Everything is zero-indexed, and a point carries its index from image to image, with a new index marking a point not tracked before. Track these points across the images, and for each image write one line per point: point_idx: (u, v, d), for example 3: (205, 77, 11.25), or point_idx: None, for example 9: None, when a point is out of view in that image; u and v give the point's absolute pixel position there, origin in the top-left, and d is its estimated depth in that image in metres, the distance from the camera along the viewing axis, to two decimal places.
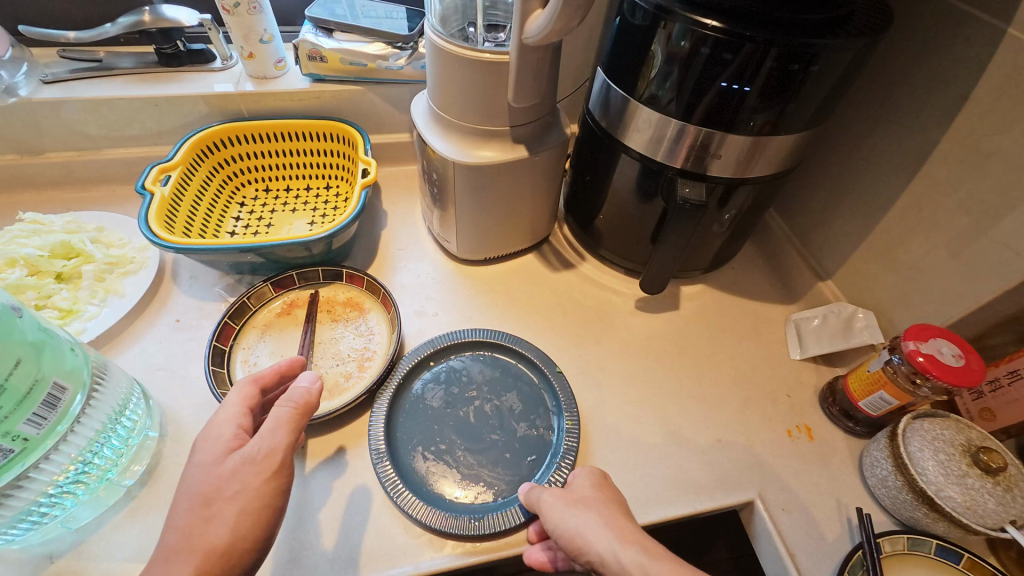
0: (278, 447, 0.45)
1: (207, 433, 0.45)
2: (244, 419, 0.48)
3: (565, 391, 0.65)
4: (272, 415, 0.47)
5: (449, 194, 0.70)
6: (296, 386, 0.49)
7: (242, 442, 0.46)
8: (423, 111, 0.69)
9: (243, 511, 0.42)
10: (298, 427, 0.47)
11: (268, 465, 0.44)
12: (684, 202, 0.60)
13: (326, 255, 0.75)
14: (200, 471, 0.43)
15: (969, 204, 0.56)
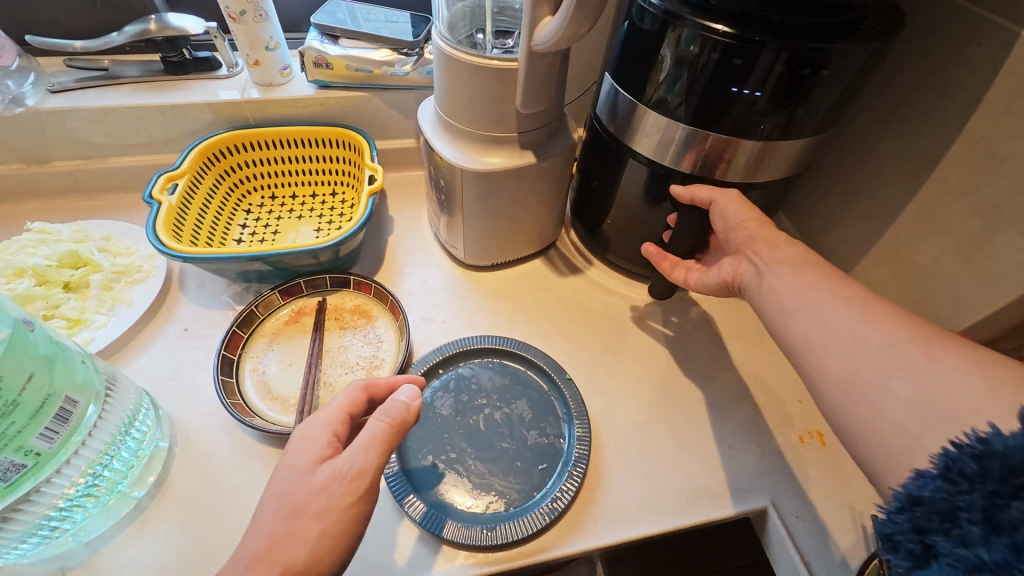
0: (368, 468, 0.44)
1: (305, 435, 0.47)
2: (341, 426, 0.48)
3: (575, 398, 0.64)
4: (367, 429, 0.46)
5: (456, 200, 0.70)
6: (394, 400, 0.47)
7: (335, 451, 0.47)
8: (430, 117, 0.69)
9: (324, 532, 0.42)
10: (391, 446, 0.46)
11: (357, 485, 0.44)
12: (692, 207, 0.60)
13: (333, 262, 0.74)
14: (294, 479, 0.44)
15: (983, 208, 0.56)
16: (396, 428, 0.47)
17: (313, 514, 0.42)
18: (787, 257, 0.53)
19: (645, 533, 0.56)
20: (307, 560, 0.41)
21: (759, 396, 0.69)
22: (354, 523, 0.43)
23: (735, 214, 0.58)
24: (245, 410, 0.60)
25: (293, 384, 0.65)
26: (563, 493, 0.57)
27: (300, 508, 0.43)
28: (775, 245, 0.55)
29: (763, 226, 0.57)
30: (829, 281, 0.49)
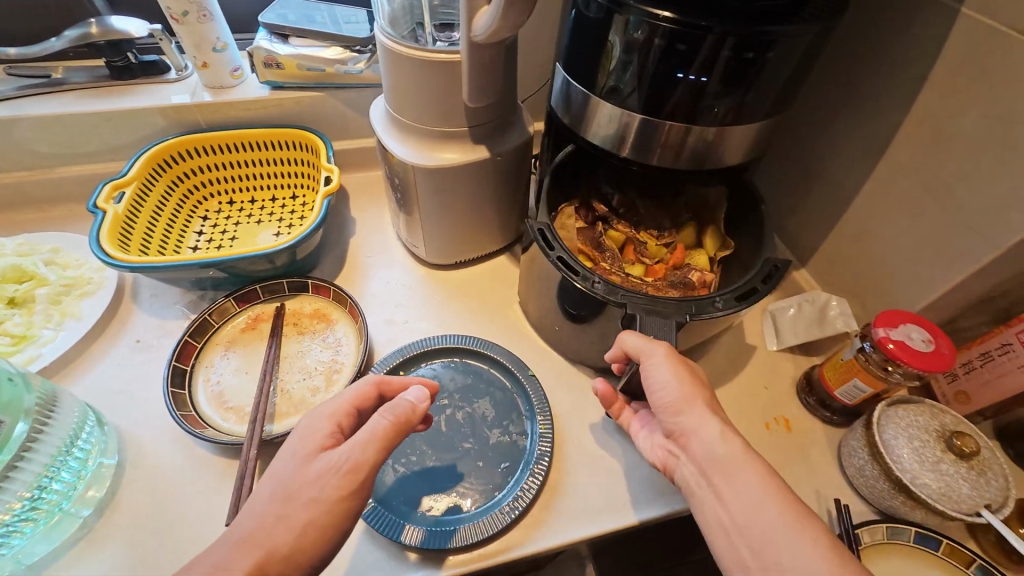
0: (363, 464, 0.43)
1: (308, 424, 0.47)
2: (346, 420, 0.48)
3: (538, 394, 0.63)
4: (370, 423, 0.45)
5: (412, 198, 0.69)
6: (401, 399, 0.47)
7: (334, 445, 0.46)
8: (381, 115, 0.67)
9: (312, 521, 0.41)
10: (390, 445, 0.45)
11: (349, 481, 0.43)
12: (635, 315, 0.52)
13: (290, 266, 0.73)
14: (293, 470, 0.44)
15: (934, 187, 0.55)
16: (399, 427, 0.46)
17: (302, 503, 0.41)
18: (725, 455, 0.42)
19: (610, 528, 0.55)
20: (289, 546, 0.40)
21: (725, 385, 0.68)
22: (341, 519, 0.42)
23: (664, 373, 0.46)
24: (197, 422, 0.58)
25: (248, 392, 0.63)
26: (526, 491, 0.56)
27: (291, 495, 0.42)
28: (708, 426, 0.44)
29: (697, 398, 0.45)
30: (773, 488, 0.40)
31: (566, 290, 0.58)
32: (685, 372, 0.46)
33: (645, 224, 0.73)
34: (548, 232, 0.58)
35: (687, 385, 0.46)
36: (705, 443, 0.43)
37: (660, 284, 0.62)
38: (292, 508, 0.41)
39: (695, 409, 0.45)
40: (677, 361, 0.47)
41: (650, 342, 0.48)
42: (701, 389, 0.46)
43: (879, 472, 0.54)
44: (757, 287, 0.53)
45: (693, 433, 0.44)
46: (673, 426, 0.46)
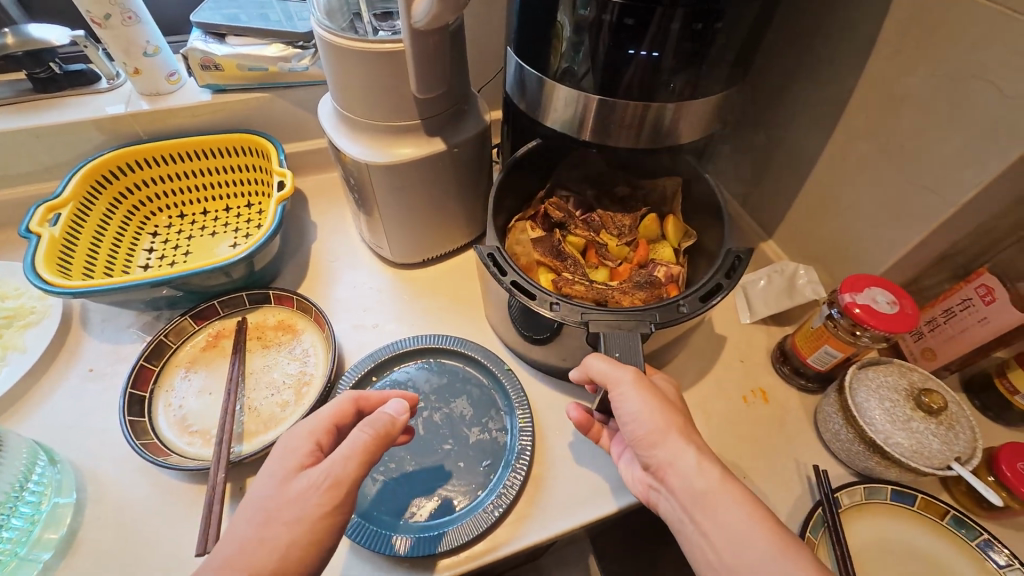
0: (344, 479, 0.42)
1: (285, 444, 0.45)
2: (325, 437, 0.46)
3: (515, 388, 0.62)
4: (350, 438, 0.44)
5: (370, 198, 0.66)
6: (381, 412, 0.46)
7: (314, 462, 0.44)
8: (330, 113, 0.64)
9: (294, 541, 0.39)
10: (371, 459, 0.44)
11: (331, 497, 0.41)
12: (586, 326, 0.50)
13: (248, 278, 0.70)
14: (270, 489, 0.42)
15: (890, 149, 0.56)
16: (380, 439, 0.45)
17: (284, 522, 0.40)
18: (705, 489, 0.37)
19: (597, 516, 0.55)
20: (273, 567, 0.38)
21: (702, 362, 0.69)
22: (323, 536, 0.41)
23: (633, 402, 0.40)
24: (160, 449, 0.56)
25: (213, 413, 0.60)
26: (509, 488, 0.55)
27: (272, 515, 0.40)
28: (685, 457, 0.38)
29: (672, 426, 0.39)
30: (759, 515, 0.35)
31: (525, 314, 0.56)
32: (656, 397, 0.40)
33: (605, 223, 0.71)
34: (498, 255, 0.56)
35: (660, 413, 0.39)
36: (684, 476, 0.37)
37: (625, 286, 0.62)
38: (274, 530, 0.40)
39: (669, 439, 0.39)
40: (646, 385, 0.41)
41: (616, 366, 0.42)
42: (675, 414, 0.40)
43: (853, 435, 0.55)
44: (721, 282, 0.52)
45: (670, 466, 0.38)
46: (649, 460, 0.40)
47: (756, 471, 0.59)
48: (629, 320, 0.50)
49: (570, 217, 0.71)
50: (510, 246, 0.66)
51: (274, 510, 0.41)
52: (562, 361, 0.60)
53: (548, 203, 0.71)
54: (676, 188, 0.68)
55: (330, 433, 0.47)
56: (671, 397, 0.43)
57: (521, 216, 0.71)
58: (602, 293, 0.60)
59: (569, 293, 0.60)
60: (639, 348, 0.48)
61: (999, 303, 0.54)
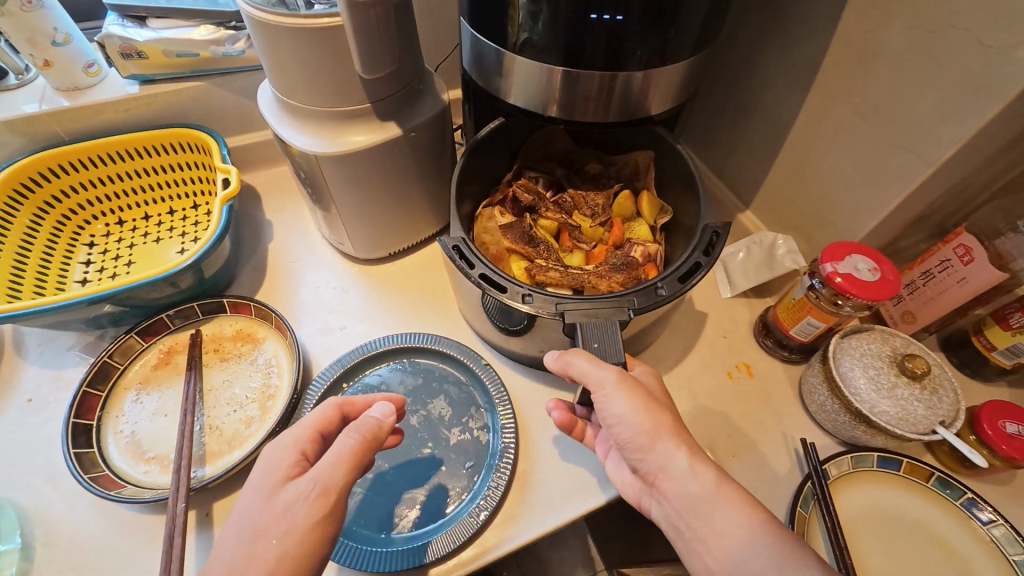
0: (333, 485, 0.40)
1: (269, 456, 0.43)
2: (310, 446, 0.44)
3: (494, 384, 0.59)
4: (337, 444, 0.42)
5: (324, 191, 0.61)
6: (367, 416, 0.44)
7: (300, 473, 0.43)
8: (270, 100, 0.59)
9: (284, 554, 0.37)
10: (360, 466, 0.42)
11: (321, 506, 0.39)
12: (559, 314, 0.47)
13: (199, 287, 0.64)
14: (255, 503, 0.40)
15: (866, 110, 0.53)
16: (369, 443, 0.43)
17: (274, 536, 0.38)
18: (700, 494, 0.35)
19: (586, 510, 0.53)
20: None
21: (685, 341, 0.67)
22: (316, 546, 0.38)
23: (619, 405, 0.38)
24: (113, 481, 0.51)
25: (171, 436, 0.56)
26: (494, 489, 0.53)
27: (259, 531, 0.38)
28: (677, 459, 0.37)
29: (661, 428, 0.38)
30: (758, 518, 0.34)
31: (498, 308, 0.53)
32: (640, 395, 0.39)
33: (578, 204, 0.68)
34: (464, 246, 0.52)
35: (646, 417, 0.37)
36: (676, 481, 0.36)
37: (602, 270, 0.59)
38: (262, 547, 0.37)
39: (659, 443, 0.37)
40: (631, 384, 0.39)
41: (598, 367, 0.40)
42: (663, 413, 0.38)
43: (839, 406, 0.54)
44: (699, 261, 0.49)
45: (661, 471, 0.37)
46: (638, 463, 0.39)
47: (744, 448, 0.59)
48: (606, 307, 0.47)
49: (540, 200, 0.67)
50: (478, 234, 0.64)
51: (262, 524, 0.38)
52: (542, 353, 0.58)
53: (516, 185, 0.67)
54: (648, 162, 0.65)
55: (315, 442, 0.45)
56: (656, 392, 0.41)
57: (489, 201, 0.67)
58: (579, 278, 0.58)
59: (544, 280, 0.59)
60: (618, 335, 0.46)
61: (978, 262, 0.53)
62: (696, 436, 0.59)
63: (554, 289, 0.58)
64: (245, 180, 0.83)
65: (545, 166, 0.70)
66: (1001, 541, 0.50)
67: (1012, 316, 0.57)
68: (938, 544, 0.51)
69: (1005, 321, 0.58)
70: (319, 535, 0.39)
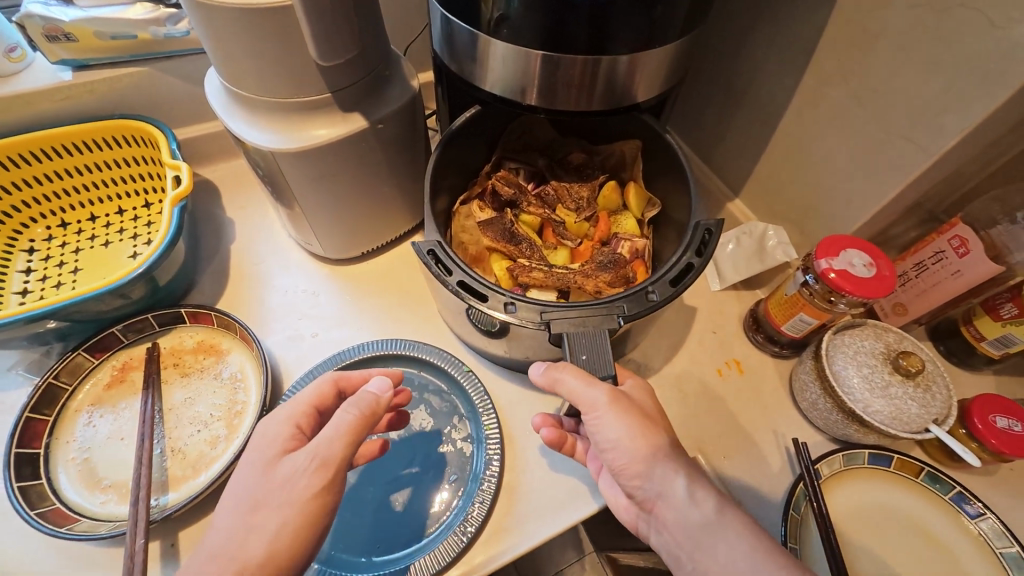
0: (332, 458, 0.40)
1: (266, 431, 0.43)
2: (306, 420, 0.44)
3: (477, 392, 0.56)
4: (334, 420, 0.41)
5: (285, 189, 0.56)
6: (364, 391, 0.43)
7: (298, 446, 0.43)
8: (219, 90, 0.53)
9: (284, 524, 0.37)
10: (360, 441, 0.41)
11: (320, 478, 0.39)
12: (545, 325, 0.43)
13: (153, 297, 0.59)
14: (253, 477, 0.40)
15: (864, 96, 0.51)
16: (367, 418, 0.42)
17: (273, 506, 0.38)
18: (699, 522, 0.36)
19: (576, 520, 0.51)
20: (263, 555, 0.37)
21: (674, 338, 0.65)
22: (317, 515, 0.39)
23: (612, 427, 0.38)
24: (65, 516, 0.47)
25: (129, 462, 0.52)
26: (479, 506, 0.50)
27: (259, 502, 0.38)
28: (674, 485, 0.37)
29: (656, 452, 0.38)
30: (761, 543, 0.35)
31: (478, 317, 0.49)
32: (632, 416, 0.38)
33: (561, 197, 0.64)
34: (439, 250, 0.48)
35: (641, 440, 0.38)
36: (675, 508, 0.37)
37: (587, 268, 0.56)
38: (262, 518, 0.38)
39: (655, 468, 0.37)
40: (624, 406, 0.39)
41: (590, 387, 0.39)
42: (657, 434, 0.39)
43: (832, 405, 0.53)
44: (691, 262, 0.46)
45: (658, 498, 0.37)
46: (635, 489, 0.39)
47: (735, 448, 0.57)
48: (594, 315, 0.44)
49: (521, 193, 0.63)
50: (456, 234, 0.61)
51: (262, 495, 0.39)
52: (527, 359, 0.55)
53: (496, 177, 0.63)
54: (635, 152, 0.61)
55: (311, 416, 0.45)
56: (650, 411, 0.40)
57: (467, 194, 0.63)
58: (564, 279, 0.55)
59: (527, 282, 0.56)
60: (606, 345, 0.43)
61: (973, 255, 0.51)
62: (687, 438, 0.58)
63: (538, 291, 0.55)
64: (202, 174, 0.76)
65: (525, 156, 0.66)
66: (989, 535, 0.50)
67: (1002, 306, 0.55)
68: (927, 539, 0.51)
69: (996, 311, 0.56)
70: (320, 505, 0.39)
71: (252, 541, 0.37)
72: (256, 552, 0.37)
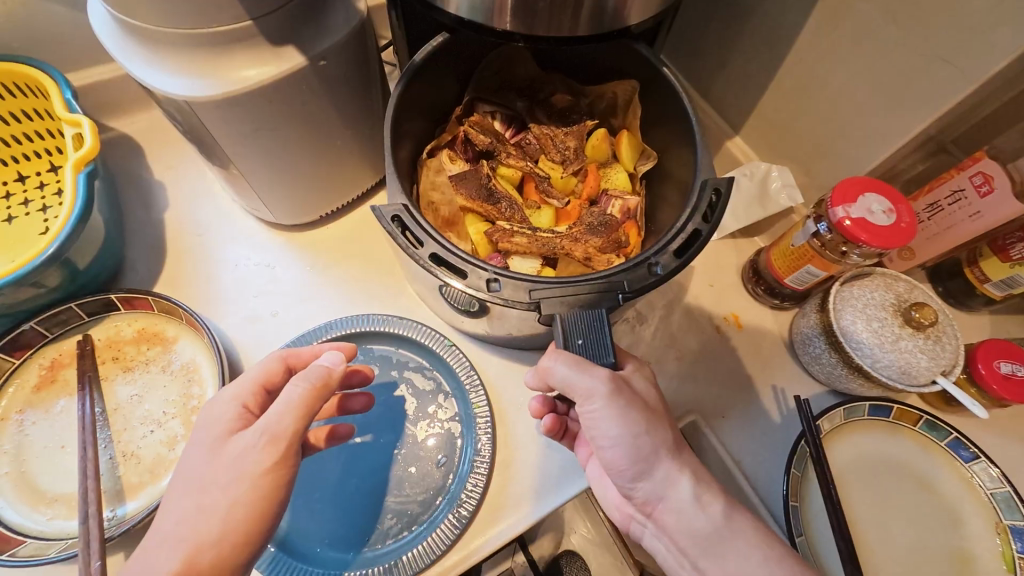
0: (283, 434, 0.35)
1: (211, 412, 0.38)
2: (254, 399, 0.39)
3: (463, 368, 0.52)
4: (284, 394, 0.36)
5: (213, 147, 0.46)
6: (315, 363, 0.39)
7: (246, 426, 0.38)
8: (107, 22, 0.41)
9: (238, 503, 0.33)
10: (315, 416, 0.37)
11: (272, 454, 0.35)
12: (535, 305, 0.38)
13: (73, 283, 0.50)
14: (202, 459, 0.35)
15: (897, 10, 0.44)
16: (322, 390, 0.37)
17: (222, 486, 0.34)
18: (704, 529, 0.36)
19: (574, 495, 0.49)
20: (218, 534, 0.33)
21: (670, 295, 0.60)
22: (275, 491, 0.35)
23: (610, 424, 0.37)
24: (7, 539, 0.42)
25: (74, 473, 0.46)
26: (473, 488, 0.47)
27: (209, 482, 0.34)
28: (679, 488, 0.37)
29: (661, 452, 0.37)
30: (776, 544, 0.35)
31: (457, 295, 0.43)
32: (633, 413, 0.37)
33: (544, 146, 0.56)
34: (406, 216, 0.40)
35: (643, 442, 0.37)
36: (677, 513, 0.36)
37: (576, 232, 0.50)
38: (211, 498, 0.34)
39: (660, 470, 0.37)
40: (625, 400, 0.37)
41: (585, 374, 0.36)
42: (662, 432, 0.37)
43: (837, 360, 0.51)
44: (699, 228, 0.40)
45: (661, 501, 0.37)
46: (636, 490, 0.38)
47: (733, 406, 0.55)
48: (590, 292, 0.38)
49: (499, 142, 0.55)
50: (424, 191, 0.52)
51: (209, 477, 0.34)
52: (510, 334, 0.49)
53: (468, 123, 0.55)
54: (629, 95, 0.53)
55: (261, 394, 0.39)
56: (653, 403, 0.39)
57: (435, 143, 0.55)
58: (550, 244, 0.49)
59: (508, 248, 0.49)
60: (607, 330, 0.38)
61: (996, 194, 0.46)
62: (684, 400, 0.55)
63: (521, 259, 0.49)
64: (117, 128, 0.65)
65: (502, 98, 0.57)
66: (982, 478, 0.50)
67: (1013, 246, 0.51)
68: (924, 488, 0.50)
69: (1005, 252, 0.52)
70: (275, 483, 0.35)
71: (207, 523, 0.33)
72: (210, 532, 0.33)
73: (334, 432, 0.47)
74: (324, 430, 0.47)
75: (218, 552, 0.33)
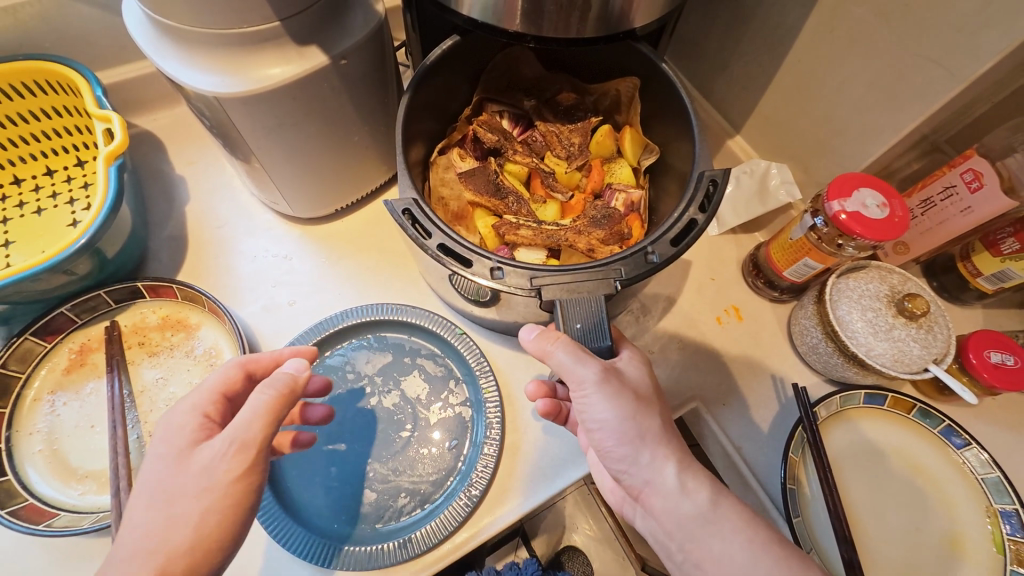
0: (252, 441, 0.36)
1: (169, 423, 0.38)
2: (215, 407, 0.39)
3: (473, 355, 0.54)
4: (249, 402, 0.37)
5: (239, 142, 0.49)
6: (278, 371, 0.40)
7: (208, 436, 0.38)
8: (141, 22, 0.44)
9: (209, 510, 0.34)
10: (280, 422, 0.38)
11: (242, 461, 0.35)
12: (537, 291, 0.40)
13: (101, 272, 0.53)
14: (161, 473, 0.35)
15: (889, 14, 0.46)
16: (288, 396, 0.39)
17: (190, 498, 0.34)
18: (693, 501, 0.38)
19: (581, 476, 0.51)
20: (191, 541, 0.34)
21: (673, 288, 0.62)
22: (246, 499, 0.35)
23: (599, 409, 0.39)
24: (42, 511, 0.44)
25: (104, 451, 0.48)
26: (483, 469, 0.49)
27: (172, 496, 0.34)
28: (664, 473, 0.38)
29: (647, 436, 0.39)
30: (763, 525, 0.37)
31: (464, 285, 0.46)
32: (622, 398, 0.39)
33: (550, 143, 0.58)
34: (417, 209, 0.42)
35: (627, 426, 0.39)
36: (665, 496, 0.38)
37: (580, 225, 0.52)
38: (177, 510, 0.34)
39: (645, 454, 0.39)
40: (613, 387, 0.39)
41: (580, 363, 0.39)
42: (648, 420, 0.39)
43: (834, 349, 0.53)
44: (695, 218, 0.42)
45: (647, 484, 0.39)
46: (624, 474, 0.40)
47: (733, 396, 0.58)
48: (589, 280, 0.41)
49: (506, 140, 0.58)
50: (435, 187, 0.55)
51: (174, 489, 0.34)
52: (519, 323, 0.52)
53: (477, 122, 0.57)
54: (632, 91, 0.55)
55: (221, 403, 0.40)
56: (644, 392, 0.41)
57: (447, 141, 0.58)
58: (555, 237, 0.51)
59: (514, 241, 0.51)
60: (602, 312, 0.40)
61: (986, 190, 0.48)
62: (687, 389, 0.58)
63: (527, 250, 0.51)
64: (141, 126, 0.67)
65: (509, 98, 0.59)
66: (973, 464, 0.51)
67: (1004, 242, 0.53)
68: (918, 473, 0.52)
69: (996, 247, 0.54)
70: (247, 492, 0.35)
71: (175, 534, 0.33)
72: (182, 541, 0.33)
73: (297, 438, 0.47)
74: (287, 437, 0.47)
75: (193, 560, 0.33)
